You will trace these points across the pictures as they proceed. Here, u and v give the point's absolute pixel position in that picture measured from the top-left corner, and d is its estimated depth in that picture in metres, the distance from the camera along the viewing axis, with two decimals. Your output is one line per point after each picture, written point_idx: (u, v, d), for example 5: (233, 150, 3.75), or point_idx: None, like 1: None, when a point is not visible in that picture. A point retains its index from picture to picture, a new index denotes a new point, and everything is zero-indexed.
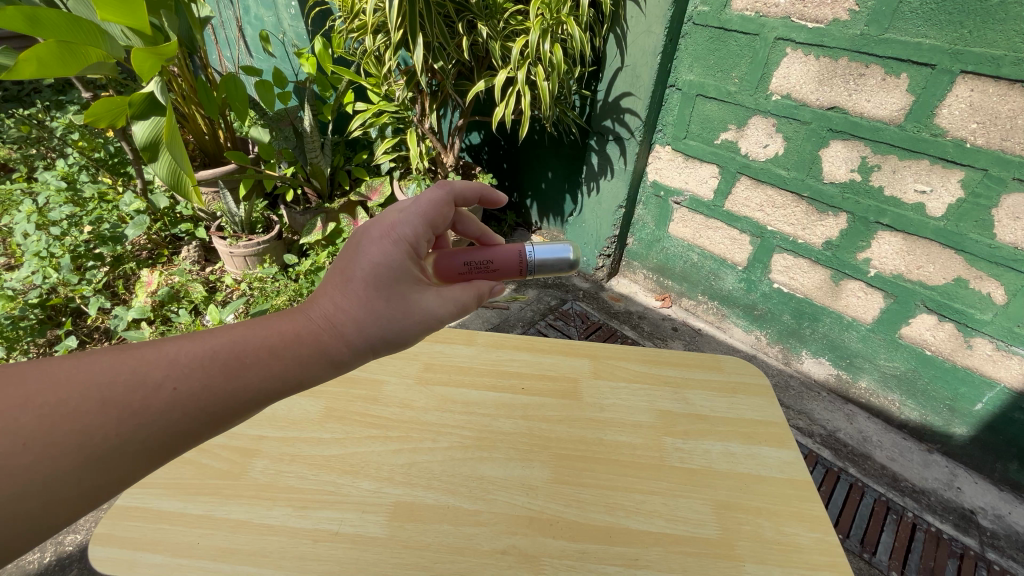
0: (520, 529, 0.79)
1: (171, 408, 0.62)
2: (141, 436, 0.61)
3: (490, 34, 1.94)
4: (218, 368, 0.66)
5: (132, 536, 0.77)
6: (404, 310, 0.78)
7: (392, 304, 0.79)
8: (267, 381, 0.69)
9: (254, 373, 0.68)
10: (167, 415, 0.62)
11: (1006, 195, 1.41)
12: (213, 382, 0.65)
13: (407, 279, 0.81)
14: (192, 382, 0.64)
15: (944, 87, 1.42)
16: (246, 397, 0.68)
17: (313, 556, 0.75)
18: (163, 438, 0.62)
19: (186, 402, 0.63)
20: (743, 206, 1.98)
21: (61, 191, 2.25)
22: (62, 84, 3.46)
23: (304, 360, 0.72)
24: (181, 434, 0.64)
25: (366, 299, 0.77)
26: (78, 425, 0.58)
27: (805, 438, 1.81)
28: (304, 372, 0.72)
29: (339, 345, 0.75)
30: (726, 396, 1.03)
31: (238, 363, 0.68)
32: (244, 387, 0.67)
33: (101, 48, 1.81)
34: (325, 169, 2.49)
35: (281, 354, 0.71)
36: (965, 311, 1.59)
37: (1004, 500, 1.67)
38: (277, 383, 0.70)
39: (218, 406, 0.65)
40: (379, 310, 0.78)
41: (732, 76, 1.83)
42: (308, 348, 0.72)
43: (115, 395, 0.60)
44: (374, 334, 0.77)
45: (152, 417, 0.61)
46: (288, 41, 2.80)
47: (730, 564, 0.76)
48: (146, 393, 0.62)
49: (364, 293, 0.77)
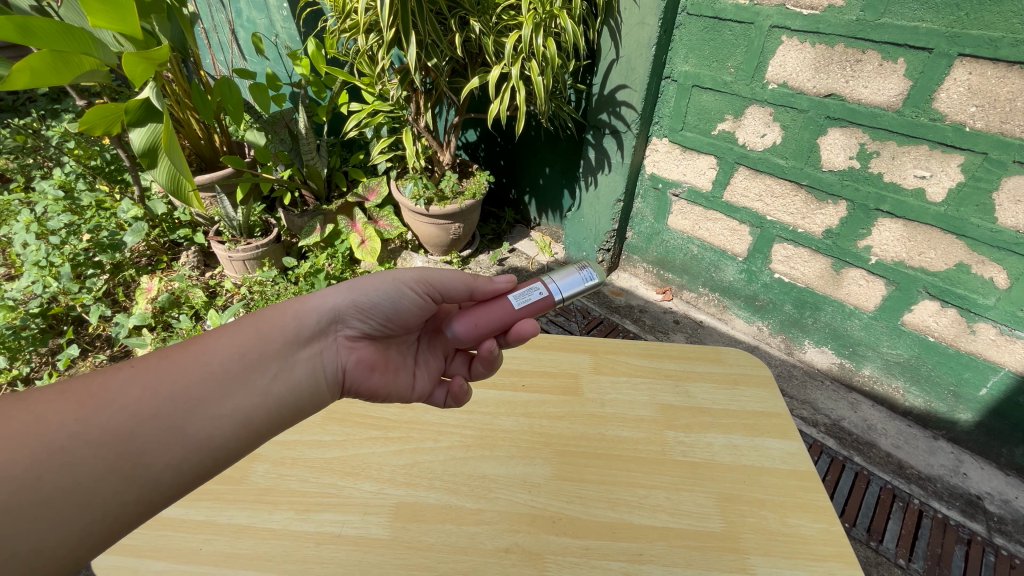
0: (523, 527, 0.79)
1: (133, 390, 0.63)
2: (106, 416, 0.60)
3: (482, 30, 1.92)
4: (175, 350, 0.70)
5: (134, 543, 0.77)
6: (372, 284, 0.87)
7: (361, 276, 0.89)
8: (229, 351, 0.72)
9: (213, 347, 0.72)
10: (125, 391, 0.63)
11: (1006, 178, 1.40)
12: (171, 359, 0.68)
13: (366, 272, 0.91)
14: (147, 361, 0.67)
15: (943, 70, 1.41)
16: (211, 367, 0.69)
17: (317, 559, 0.75)
18: (129, 418, 0.61)
19: (148, 384, 0.64)
20: (743, 196, 1.97)
21: (58, 200, 2.24)
22: (57, 93, 3.46)
23: (266, 327, 0.78)
24: (147, 413, 0.63)
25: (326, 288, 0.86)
26: (34, 410, 0.58)
27: (809, 428, 1.81)
28: (267, 345, 0.76)
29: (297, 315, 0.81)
30: (727, 388, 1.03)
31: (196, 342, 0.72)
32: (205, 357, 0.70)
33: (93, 53, 1.80)
34: (322, 171, 2.48)
35: (241, 332, 0.75)
36: (967, 295, 1.58)
37: (1010, 484, 1.67)
38: (240, 353, 0.73)
39: (182, 374, 0.67)
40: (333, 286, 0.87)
41: (728, 66, 1.81)
42: (270, 321, 0.78)
43: (70, 386, 0.62)
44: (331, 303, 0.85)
45: (115, 394, 0.62)
46: (281, 43, 2.80)
47: (734, 558, 0.76)
48: (101, 379, 0.63)
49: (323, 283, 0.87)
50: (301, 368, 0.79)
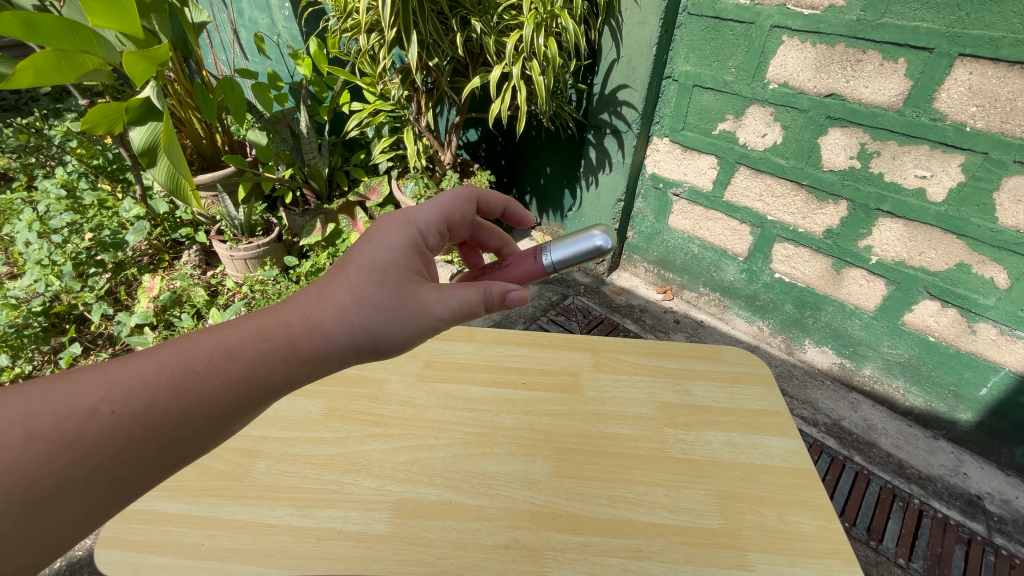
0: (523, 524, 0.79)
1: (114, 433, 0.59)
2: (90, 472, 0.58)
3: (484, 29, 1.92)
4: (164, 385, 0.63)
5: (136, 538, 0.77)
6: (395, 310, 0.75)
7: (381, 291, 0.75)
8: (225, 397, 0.66)
9: (207, 388, 0.65)
10: (107, 444, 0.58)
11: (1007, 178, 1.40)
12: (161, 404, 0.62)
13: (402, 277, 0.77)
14: (132, 403, 0.60)
15: (943, 70, 1.41)
16: (204, 418, 0.65)
17: (318, 554, 0.75)
18: (110, 468, 0.59)
19: (130, 426, 0.60)
20: (743, 195, 1.97)
21: (60, 199, 2.23)
22: (60, 93, 3.47)
23: (269, 366, 0.69)
24: (134, 465, 0.60)
25: (349, 298, 0.74)
26: (4, 465, 0.53)
27: (809, 427, 1.81)
28: (269, 390, 0.69)
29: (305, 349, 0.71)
30: (727, 386, 1.03)
31: (189, 376, 0.64)
32: (199, 400, 0.64)
33: (94, 52, 1.80)
34: (323, 170, 2.48)
35: (244, 368, 0.67)
36: (968, 295, 1.58)
37: (1010, 484, 1.67)
38: (238, 399, 0.67)
39: (173, 426, 0.62)
40: (345, 309, 0.73)
41: (729, 66, 1.81)
42: (274, 359, 0.69)
43: (46, 428, 0.56)
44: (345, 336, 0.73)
45: (97, 448, 0.58)
46: (283, 43, 2.80)
47: (733, 554, 0.76)
48: (81, 421, 0.58)
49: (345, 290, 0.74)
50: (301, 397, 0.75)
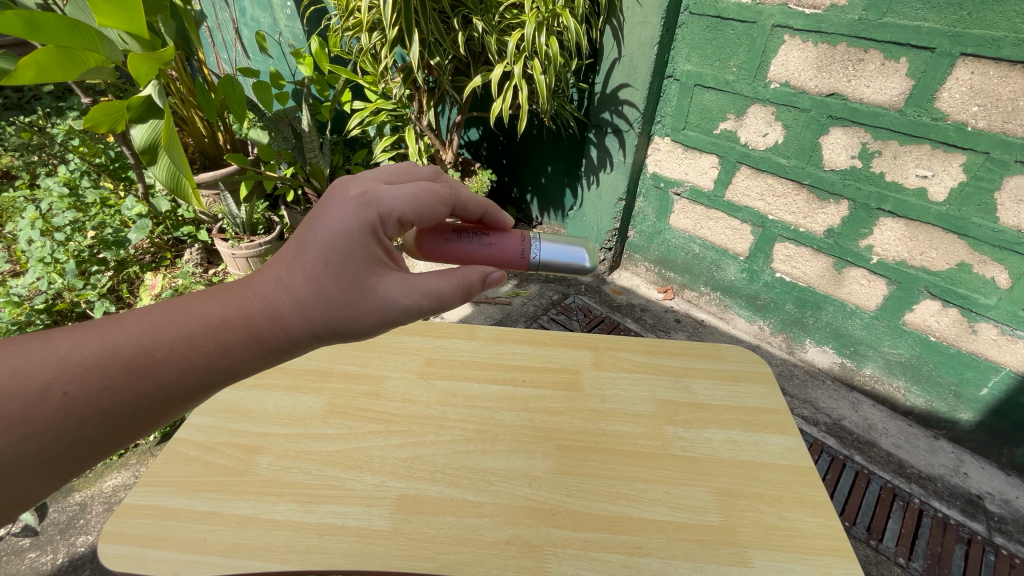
0: (523, 520, 0.80)
1: (63, 414, 0.60)
2: (46, 450, 0.59)
3: (486, 28, 1.93)
4: (120, 369, 0.63)
5: (140, 533, 0.78)
6: (360, 299, 0.72)
7: (348, 290, 0.71)
8: (183, 385, 0.66)
9: (164, 377, 0.64)
10: (60, 425, 0.60)
11: (1008, 178, 1.41)
12: (114, 389, 0.62)
13: (371, 264, 0.73)
14: (87, 386, 0.61)
15: (945, 70, 1.41)
16: (163, 403, 0.65)
17: (319, 549, 0.76)
18: (60, 445, 0.60)
19: (81, 407, 0.60)
20: (744, 195, 1.98)
21: (63, 197, 2.25)
22: (62, 91, 3.48)
23: (229, 357, 0.68)
24: (90, 442, 0.62)
25: (314, 280, 0.71)
26: None
27: (810, 427, 1.81)
28: (229, 379, 0.69)
29: (267, 341, 0.70)
30: (727, 384, 1.03)
31: (146, 361, 0.64)
32: (155, 386, 0.64)
33: (99, 51, 1.80)
34: (325, 169, 2.49)
35: (204, 359, 0.66)
36: (970, 295, 1.58)
37: (1011, 484, 1.66)
38: (195, 387, 0.67)
39: (129, 410, 0.63)
40: (306, 302, 0.70)
41: (730, 65, 1.81)
42: (234, 350, 0.68)
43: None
44: (307, 329, 0.71)
45: (50, 428, 0.59)
46: (285, 42, 2.81)
47: (733, 551, 0.76)
48: (34, 402, 0.58)
49: (310, 272, 0.71)
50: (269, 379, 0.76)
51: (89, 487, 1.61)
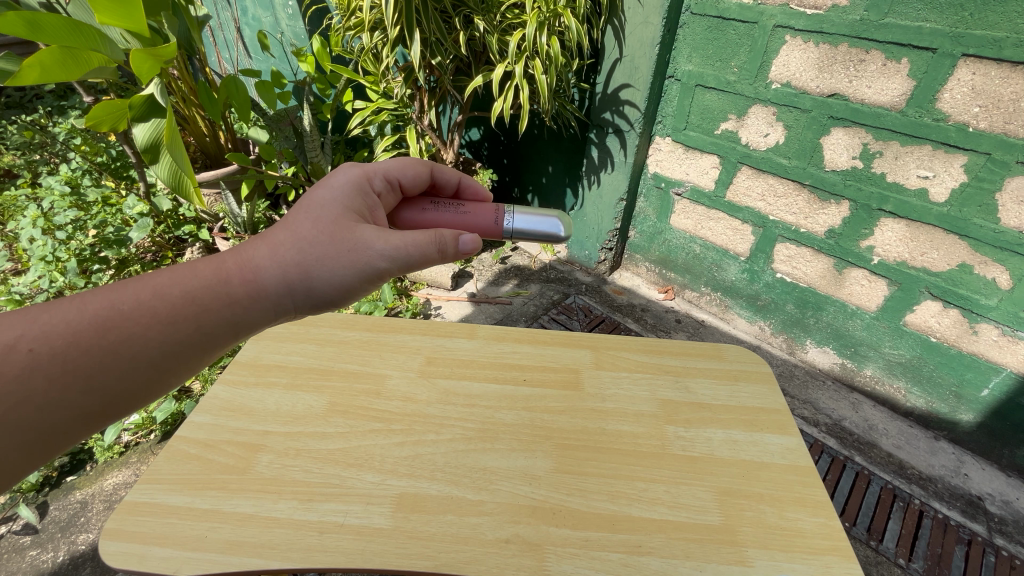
0: (523, 519, 0.80)
1: (32, 368, 0.64)
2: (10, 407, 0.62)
3: (486, 28, 1.93)
4: (88, 325, 0.68)
5: (141, 530, 0.78)
6: (330, 247, 0.80)
7: (318, 240, 0.80)
8: (149, 337, 0.71)
9: (131, 329, 0.70)
10: (28, 378, 0.64)
11: (1010, 178, 1.41)
12: (83, 342, 0.67)
13: (341, 220, 0.83)
14: (53, 342, 0.66)
15: (946, 70, 1.41)
16: (129, 359, 0.70)
17: (320, 547, 0.76)
18: (27, 399, 0.63)
19: (50, 361, 0.65)
20: (745, 195, 1.98)
21: (65, 196, 2.27)
22: (64, 90, 3.48)
23: (196, 310, 0.74)
24: (56, 398, 0.65)
25: (286, 237, 0.79)
26: None
27: (810, 427, 1.81)
28: (194, 333, 0.74)
29: (234, 292, 0.76)
30: (727, 384, 1.03)
31: (114, 316, 0.70)
32: (121, 338, 0.69)
33: (101, 51, 1.81)
34: (326, 168, 2.49)
35: (171, 313, 0.72)
36: (970, 296, 1.58)
37: (1011, 485, 1.66)
38: (161, 341, 0.71)
39: (96, 363, 0.68)
40: (280, 251, 0.78)
41: (732, 65, 1.81)
42: (200, 303, 0.74)
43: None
44: (274, 278, 0.78)
45: (16, 385, 0.63)
46: (287, 41, 2.81)
47: (733, 550, 0.76)
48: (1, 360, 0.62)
49: (282, 232, 0.80)
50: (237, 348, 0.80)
51: (90, 486, 1.62)
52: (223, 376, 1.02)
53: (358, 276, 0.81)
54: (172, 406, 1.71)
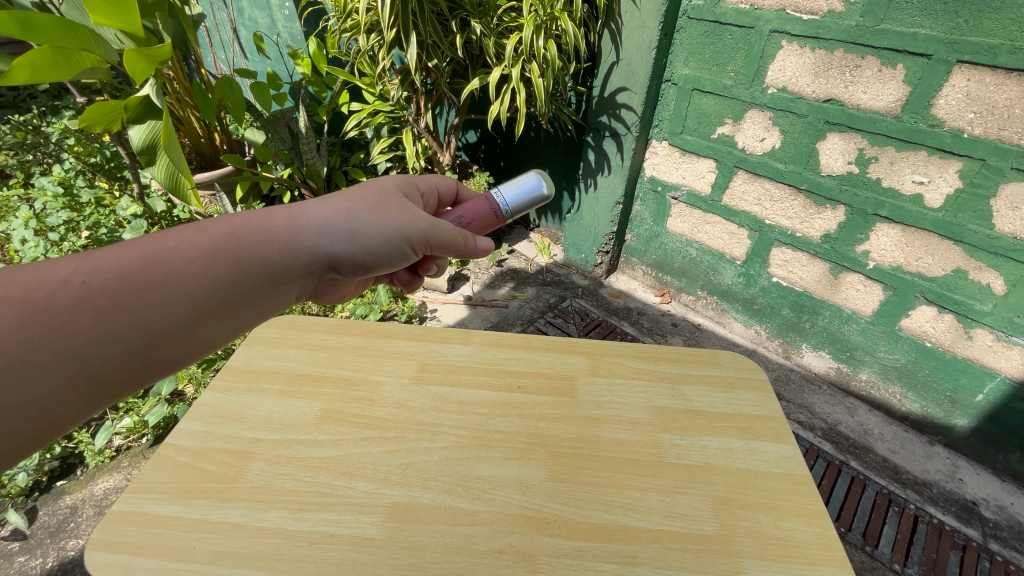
0: (517, 528, 0.79)
1: (81, 303, 0.65)
2: (66, 342, 0.63)
3: (483, 31, 1.92)
4: (135, 258, 0.70)
5: (129, 540, 0.76)
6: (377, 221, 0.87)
7: (366, 214, 0.87)
8: (194, 272, 0.73)
9: (178, 263, 0.72)
10: (82, 307, 0.65)
11: (1004, 185, 1.41)
12: (130, 277, 0.69)
13: (384, 200, 0.91)
14: (104, 277, 0.68)
15: (941, 76, 1.42)
16: (176, 298, 0.71)
17: (310, 558, 0.75)
18: (84, 338, 0.65)
19: (100, 297, 0.66)
20: (741, 200, 1.98)
21: (58, 197, 2.27)
22: (58, 90, 3.47)
23: (239, 249, 0.77)
24: (109, 338, 0.66)
25: (334, 206, 0.86)
26: None
27: (806, 432, 1.81)
28: (236, 270, 0.76)
29: (279, 228, 0.81)
30: (723, 391, 1.03)
31: (159, 253, 0.72)
32: (169, 272, 0.72)
33: (93, 50, 1.80)
34: (322, 170, 2.48)
35: (215, 254, 0.75)
36: (965, 301, 1.58)
37: (1006, 490, 1.66)
38: (205, 276, 0.74)
39: (141, 293, 0.69)
40: (326, 201, 0.86)
41: (728, 69, 1.82)
42: (243, 241, 0.78)
43: (22, 296, 0.62)
44: (316, 216, 0.84)
45: (65, 317, 0.64)
46: (283, 42, 2.80)
47: (728, 561, 0.76)
48: (54, 290, 0.64)
49: (328, 199, 0.87)
50: (269, 303, 0.82)
51: (80, 490, 1.62)
52: (213, 384, 1.01)
53: (396, 237, 0.89)
54: (164, 411, 1.68)
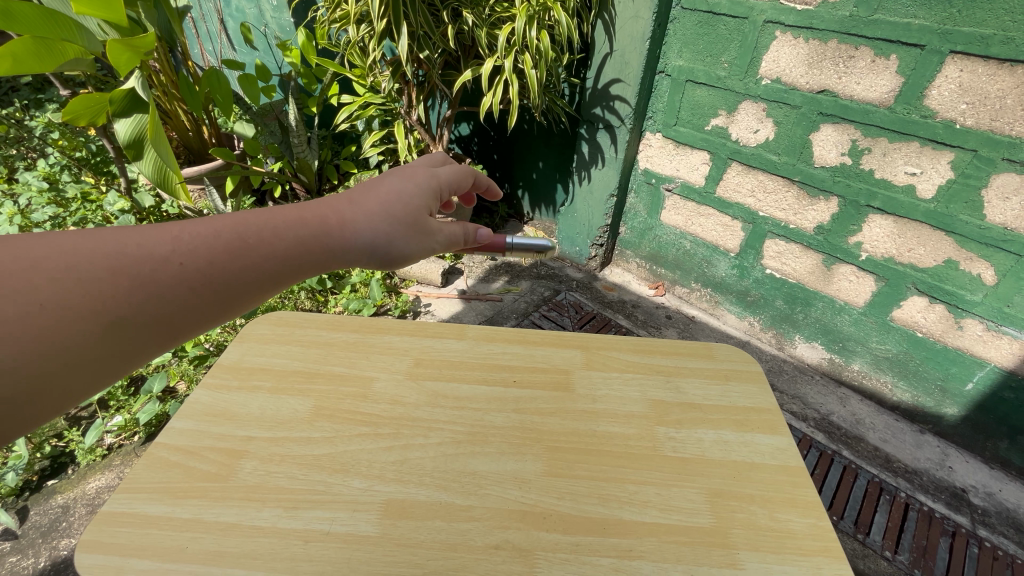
0: (513, 524, 0.79)
1: (177, 282, 0.65)
2: (157, 319, 0.64)
3: (475, 21, 1.89)
4: (222, 247, 0.69)
5: (120, 541, 0.75)
6: (416, 241, 0.84)
7: (408, 233, 0.83)
8: (270, 267, 0.73)
9: (256, 261, 0.71)
10: (174, 289, 0.65)
11: (995, 175, 1.41)
12: (218, 264, 0.68)
13: (422, 215, 0.85)
14: (198, 258, 0.67)
15: (934, 67, 1.42)
16: (252, 286, 0.72)
17: (305, 556, 0.74)
18: (173, 317, 0.66)
19: (192, 278, 0.66)
20: (735, 191, 1.97)
21: (43, 192, 2.23)
22: (41, 83, 3.39)
23: (312, 247, 0.76)
24: (193, 316, 0.67)
25: (388, 216, 0.82)
26: (89, 295, 0.59)
27: (799, 422, 1.82)
28: (301, 272, 0.76)
29: (344, 236, 0.79)
30: (718, 383, 1.03)
31: (245, 244, 0.71)
32: (248, 267, 0.71)
33: (77, 42, 1.76)
34: (313, 164, 2.45)
35: (289, 248, 0.74)
36: (955, 292, 1.59)
37: (994, 478, 1.68)
38: (276, 274, 0.74)
39: (226, 283, 0.69)
40: (377, 214, 0.81)
41: (721, 60, 1.81)
42: (317, 238, 0.76)
43: (124, 266, 0.62)
44: (372, 236, 0.80)
45: (160, 297, 0.64)
46: (271, 33, 2.76)
47: (724, 553, 0.76)
48: (153, 268, 0.64)
49: (382, 207, 0.82)
50: None
51: (71, 489, 1.60)
52: (205, 381, 1.00)
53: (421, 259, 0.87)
54: (155, 408, 1.69)
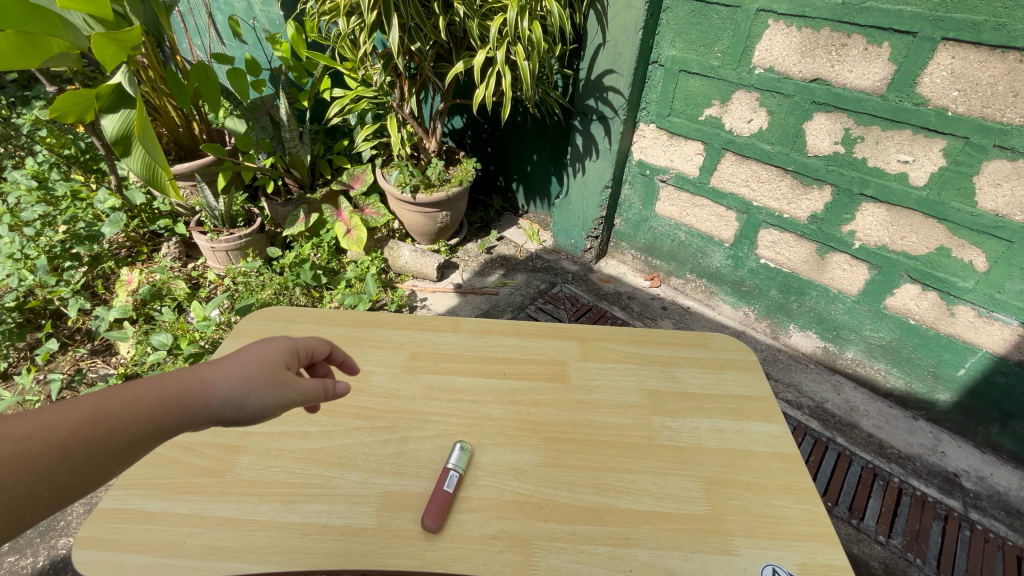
0: (510, 514, 0.79)
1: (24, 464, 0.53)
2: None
3: (466, 12, 1.87)
4: (74, 423, 0.58)
5: (117, 537, 0.75)
6: (269, 396, 0.67)
7: (265, 386, 0.68)
8: (127, 436, 0.60)
9: (112, 431, 0.59)
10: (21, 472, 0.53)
11: (987, 162, 1.42)
12: (74, 437, 0.57)
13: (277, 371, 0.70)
14: (55, 433, 0.56)
15: (926, 54, 1.42)
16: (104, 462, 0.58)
17: (303, 549, 0.74)
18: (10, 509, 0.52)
19: (38, 458, 0.54)
20: (729, 181, 1.97)
21: (32, 190, 2.19)
22: (27, 80, 3.34)
23: (173, 407, 0.63)
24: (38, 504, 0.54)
25: (240, 372, 0.67)
26: None
27: (794, 410, 1.84)
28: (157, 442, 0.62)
29: (198, 397, 0.65)
30: (714, 372, 1.04)
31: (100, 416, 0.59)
32: (102, 440, 0.58)
33: (62, 37, 1.74)
34: (305, 159, 2.42)
35: (145, 414, 0.61)
36: (947, 279, 1.60)
37: (986, 462, 1.70)
38: (130, 447, 0.60)
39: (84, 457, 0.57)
40: (231, 369, 0.67)
41: (714, 50, 1.80)
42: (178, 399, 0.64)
43: None
44: (227, 393, 0.66)
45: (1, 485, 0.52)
46: (260, 26, 2.73)
47: (719, 539, 0.77)
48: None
49: (237, 364, 0.68)
50: None
51: None
52: None
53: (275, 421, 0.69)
54: None
